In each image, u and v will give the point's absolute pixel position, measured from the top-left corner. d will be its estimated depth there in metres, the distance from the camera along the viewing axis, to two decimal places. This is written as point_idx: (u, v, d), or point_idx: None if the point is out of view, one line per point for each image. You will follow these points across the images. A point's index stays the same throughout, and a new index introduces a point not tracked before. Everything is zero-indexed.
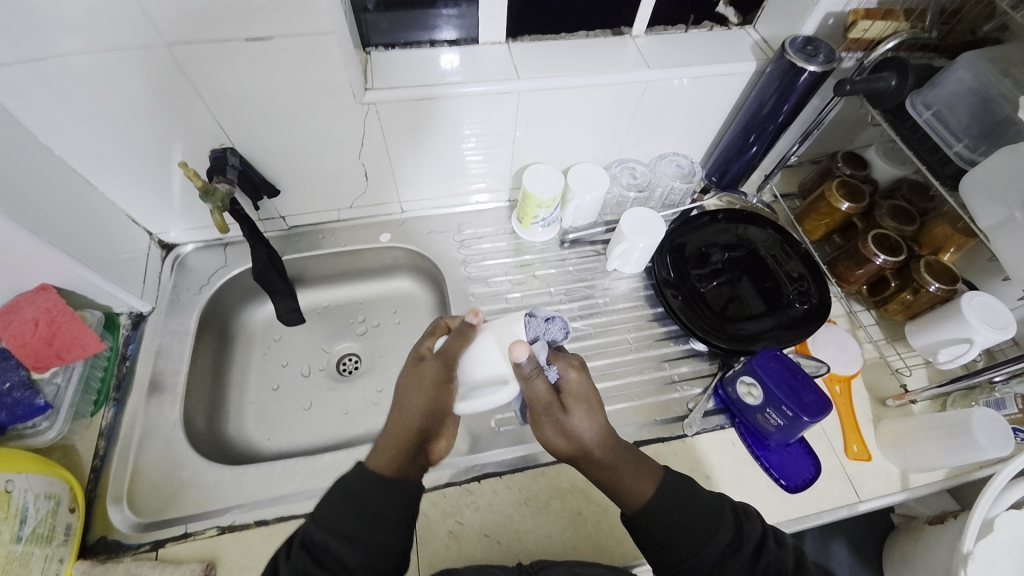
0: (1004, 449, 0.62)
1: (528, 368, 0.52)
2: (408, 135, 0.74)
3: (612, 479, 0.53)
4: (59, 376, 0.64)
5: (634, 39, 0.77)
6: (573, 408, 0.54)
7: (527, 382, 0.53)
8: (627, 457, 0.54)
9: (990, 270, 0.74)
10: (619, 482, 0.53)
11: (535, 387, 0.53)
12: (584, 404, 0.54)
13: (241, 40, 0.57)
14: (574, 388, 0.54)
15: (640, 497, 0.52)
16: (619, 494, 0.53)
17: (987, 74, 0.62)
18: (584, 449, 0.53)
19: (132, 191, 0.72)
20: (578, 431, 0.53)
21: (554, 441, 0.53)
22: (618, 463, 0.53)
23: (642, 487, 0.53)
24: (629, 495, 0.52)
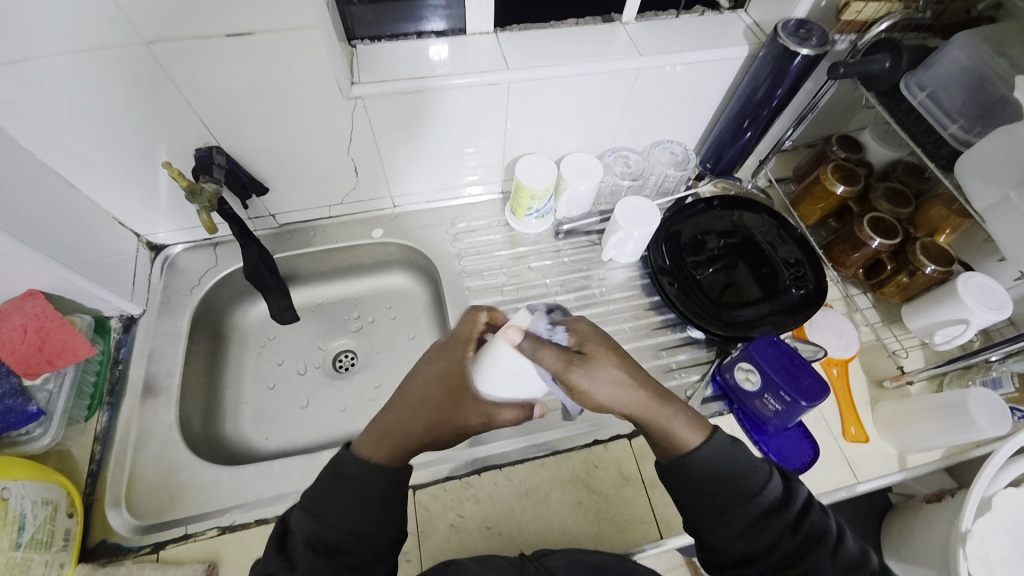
0: (1002, 428, 0.62)
1: (529, 345, 0.48)
2: (397, 128, 0.73)
3: (660, 422, 0.52)
4: (51, 382, 0.63)
5: (624, 26, 0.76)
6: (599, 362, 0.50)
7: (535, 355, 0.48)
8: (663, 396, 0.52)
9: (986, 250, 0.74)
10: (664, 428, 0.52)
11: (545, 353, 0.48)
12: (603, 354, 0.51)
13: (222, 35, 0.56)
14: (586, 338, 0.51)
15: (688, 438, 0.52)
16: (666, 439, 0.52)
17: (983, 54, 0.61)
18: (623, 407, 0.51)
19: (117, 193, 0.70)
20: (612, 383, 0.50)
21: (597, 401, 0.50)
22: (658, 398, 0.52)
23: (693, 432, 0.52)
24: (679, 442, 0.52)
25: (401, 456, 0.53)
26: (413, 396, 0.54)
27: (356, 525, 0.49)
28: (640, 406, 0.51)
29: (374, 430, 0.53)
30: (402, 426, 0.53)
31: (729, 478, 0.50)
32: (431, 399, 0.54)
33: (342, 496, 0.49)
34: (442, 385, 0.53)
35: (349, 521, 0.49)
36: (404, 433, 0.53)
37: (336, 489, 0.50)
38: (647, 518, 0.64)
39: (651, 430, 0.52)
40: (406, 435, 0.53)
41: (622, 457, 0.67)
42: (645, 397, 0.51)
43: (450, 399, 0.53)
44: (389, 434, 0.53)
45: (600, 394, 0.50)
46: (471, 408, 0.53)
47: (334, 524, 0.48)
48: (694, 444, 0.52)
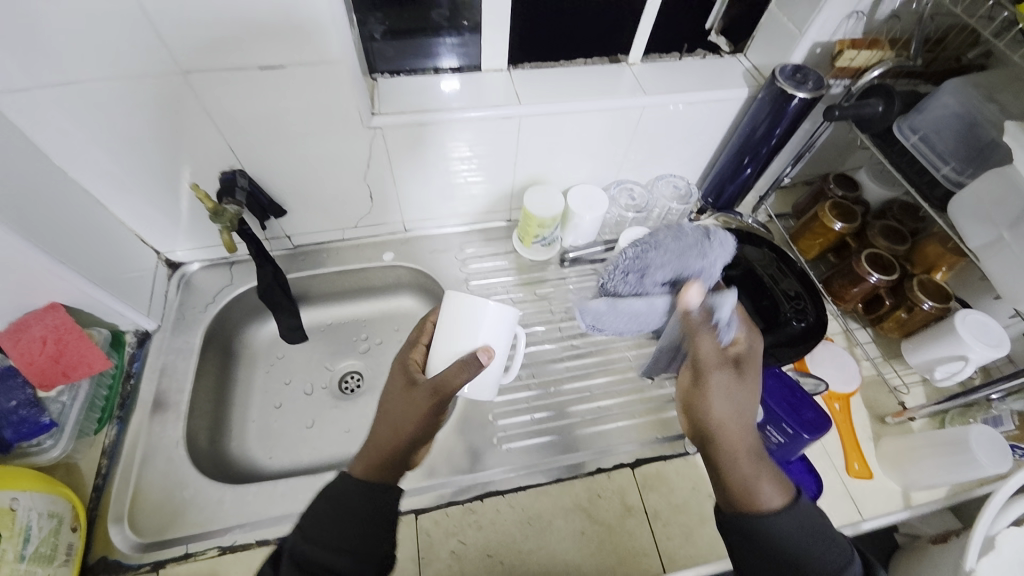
0: (1003, 467, 0.62)
1: (698, 314, 0.54)
2: (411, 157, 0.76)
3: (751, 477, 0.49)
4: (64, 394, 0.65)
5: (630, 66, 0.80)
6: (749, 372, 0.53)
7: (703, 333, 0.53)
8: (760, 451, 0.51)
9: (982, 288, 0.76)
10: (750, 475, 0.49)
11: (705, 338, 0.53)
12: (753, 379, 0.53)
13: (255, 67, 0.60)
14: (750, 356, 0.54)
15: (770, 507, 0.48)
16: (743, 490, 0.48)
17: (974, 100, 0.65)
18: (726, 420, 0.51)
19: (142, 212, 0.73)
20: (733, 399, 0.52)
21: (711, 406, 0.51)
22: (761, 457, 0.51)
23: (780, 495, 0.48)
24: (753, 505, 0.48)
25: (379, 470, 0.52)
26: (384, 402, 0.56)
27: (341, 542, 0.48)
28: (738, 433, 0.51)
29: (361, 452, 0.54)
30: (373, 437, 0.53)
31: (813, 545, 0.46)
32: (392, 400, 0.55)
33: (331, 517, 0.48)
34: (405, 375, 0.56)
35: (338, 541, 0.48)
36: (375, 446, 0.52)
37: (326, 509, 0.49)
38: (649, 550, 0.63)
39: (733, 471, 0.50)
40: (378, 446, 0.52)
41: (625, 487, 0.68)
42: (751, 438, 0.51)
43: (409, 392, 0.54)
44: (371, 447, 0.53)
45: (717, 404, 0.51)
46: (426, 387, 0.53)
47: (321, 539, 0.48)
48: (770, 508, 0.48)
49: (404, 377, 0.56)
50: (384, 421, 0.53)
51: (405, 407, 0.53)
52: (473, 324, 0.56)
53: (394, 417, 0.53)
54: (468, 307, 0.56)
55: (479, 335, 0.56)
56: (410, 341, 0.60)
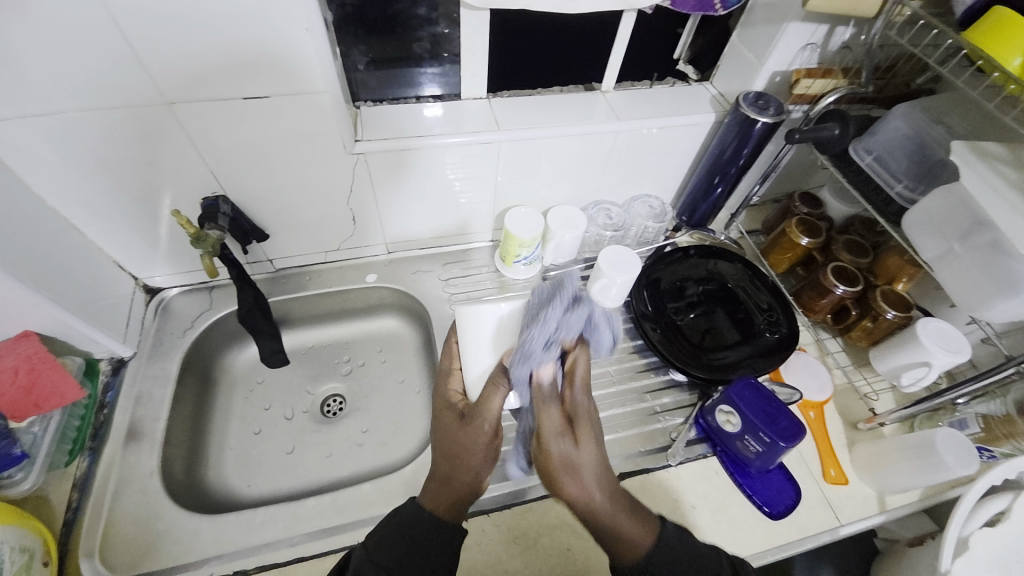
0: (970, 466, 0.65)
1: (547, 392, 0.53)
2: (395, 182, 0.78)
3: (616, 523, 0.51)
4: (36, 425, 0.64)
5: (604, 94, 0.84)
6: (583, 432, 0.52)
7: (543, 403, 0.53)
8: (630, 502, 0.53)
9: (938, 297, 0.80)
10: (610, 523, 0.51)
11: (547, 411, 0.52)
12: (589, 438, 0.52)
13: (238, 97, 0.61)
14: (583, 417, 0.53)
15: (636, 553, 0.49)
16: (613, 536, 0.50)
17: (922, 123, 0.70)
18: (587, 486, 0.51)
19: (119, 238, 0.73)
20: (576, 457, 0.51)
21: (573, 473, 0.51)
22: (623, 504, 0.52)
23: (641, 533, 0.50)
24: (625, 550, 0.50)
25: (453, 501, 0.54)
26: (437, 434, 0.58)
27: (400, 562, 0.49)
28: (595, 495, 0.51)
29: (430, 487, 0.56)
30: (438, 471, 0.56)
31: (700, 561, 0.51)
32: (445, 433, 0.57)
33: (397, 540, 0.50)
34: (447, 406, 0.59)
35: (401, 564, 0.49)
36: (443, 479, 0.55)
37: (392, 531, 0.51)
38: None
39: (596, 518, 0.51)
40: (445, 478, 0.55)
41: None
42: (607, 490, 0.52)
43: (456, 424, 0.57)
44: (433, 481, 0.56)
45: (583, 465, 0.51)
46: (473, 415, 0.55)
47: (379, 559, 0.49)
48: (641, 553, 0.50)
49: (443, 409, 0.60)
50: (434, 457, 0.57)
51: (444, 440, 0.57)
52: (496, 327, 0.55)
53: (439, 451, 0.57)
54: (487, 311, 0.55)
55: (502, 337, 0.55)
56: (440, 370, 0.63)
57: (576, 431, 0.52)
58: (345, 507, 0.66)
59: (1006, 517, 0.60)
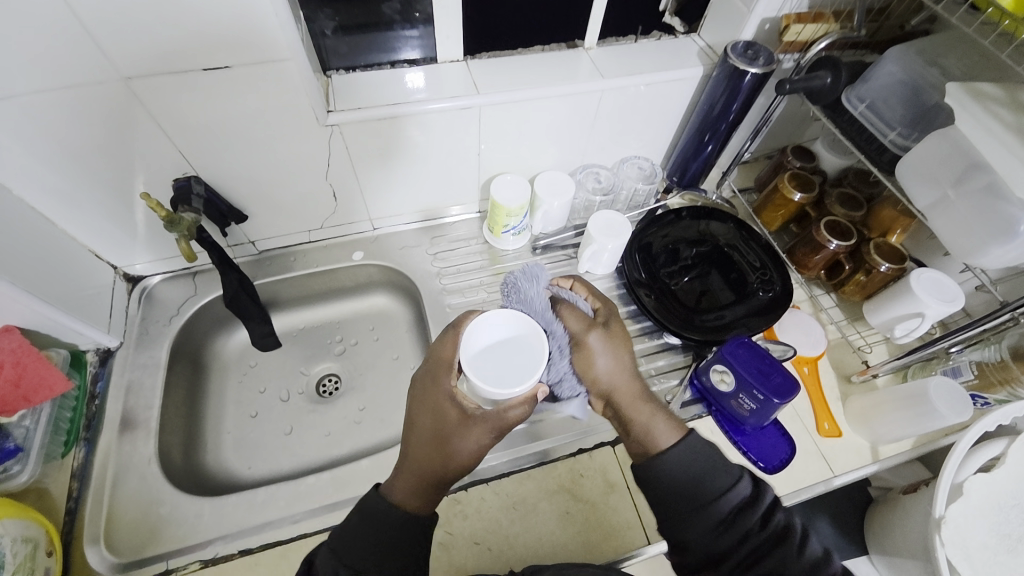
0: (962, 414, 0.65)
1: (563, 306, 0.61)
2: (376, 153, 0.75)
3: (641, 414, 0.56)
4: (27, 418, 0.62)
5: (587, 51, 0.80)
6: (615, 336, 0.60)
7: (565, 315, 0.60)
8: (648, 394, 0.58)
9: (932, 247, 0.80)
10: (640, 412, 0.56)
11: (571, 315, 0.60)
12: (622, 340, 0.60)
13: (199, 69, 0.58)
14: (614, 325, 0.61)
15: (660, 436, 0.54)
16: (642, 428, 0.55)
17: (915, 66, 0.67)
18: (622, 380, 0.57)
19: (94, 227, 0.70)
20: (609, 354, 0.58)
21: (599, 368, 0.57)
22: (647, 396, 0.57)
23: (667, 418, 0.56)
24: (651, 436, 0.54)
25: (423, 499, 0.52)
26: (422, 426, 0.54)
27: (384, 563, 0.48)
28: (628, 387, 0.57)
29: (400, 479, 0.53)
30: (415, 467, 0.53)
31: (706, 475, 0.51)
32: (437, 426, 0.53)
33: (365, 532, 0.49)
34: (453, 403, 0.53)
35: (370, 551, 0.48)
36: (422, 476, 0.52)
37: (355, 523, 0.50)
38: (632, 524, 0.65)
39: (629, 409, 0.56)
40: (425, 473, 0.52)
41: (607, 465, 0.68)
42: (634, 384, 0.58)
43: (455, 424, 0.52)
44: (409, 474, 0.53)
45: (604, 364, 0.57)
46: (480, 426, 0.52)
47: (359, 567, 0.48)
48: (667, 443, 0.54)
49: (439, 399, 0.53)
50: (420, 450, 0.53)
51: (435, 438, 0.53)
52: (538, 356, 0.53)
53: (425, 444, 0.53)
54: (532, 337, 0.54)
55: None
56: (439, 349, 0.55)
57: (609, 335, 0.60)
58: (344, 483, 0.66)
59: (1001, 462, 0.62)
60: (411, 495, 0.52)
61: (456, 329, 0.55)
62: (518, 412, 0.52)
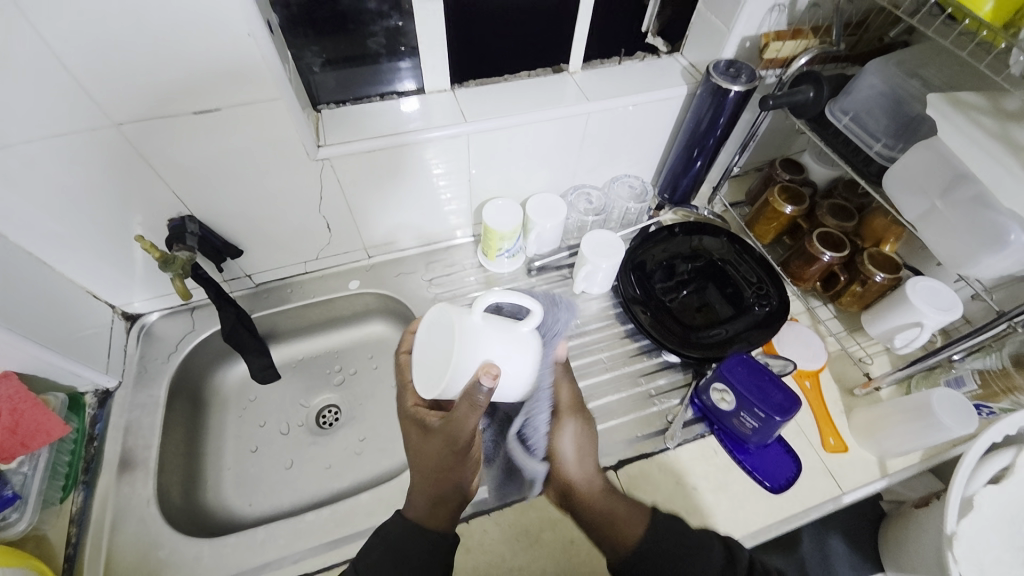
0: (968, 426, 0.63)
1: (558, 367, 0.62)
2: (368, 184, 0.76)
3: (607, 519, 0.54)
4: (26, 464, 0.62)
5: (572, 75, 0.82)
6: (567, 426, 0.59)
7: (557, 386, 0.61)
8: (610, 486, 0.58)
9: (926, 256, 0.79)
10: (605, 512, 0.55)
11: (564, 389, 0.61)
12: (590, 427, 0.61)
13: (190, 114, 0.59)
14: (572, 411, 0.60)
15: (629, 539, 0.52)
16: (603, 526, 0.54)
17: (896, 77, 0.68)
18: (582, 472, 0.58)
19: (92, 268, 0.71)
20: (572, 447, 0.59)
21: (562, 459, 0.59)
22: (609, 494, 0.56)
23: (633, 518, 0.54)
24: (616, 533, 0.53)
25: (432, 509, 0.53)
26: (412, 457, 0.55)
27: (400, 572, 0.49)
28: (594, 480, 0.58)
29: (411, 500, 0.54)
30: (419, 490, 0.54)
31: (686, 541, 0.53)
32: (417, 446, 0.54)
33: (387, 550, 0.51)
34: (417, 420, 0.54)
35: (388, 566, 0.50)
36: (422, 492, 0.54)
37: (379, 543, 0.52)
38: None
39: (590, 512, 0.56)
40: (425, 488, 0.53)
41: None
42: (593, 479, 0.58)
43: (426, 437, 0.53)
44: (417, 494, 0.54)
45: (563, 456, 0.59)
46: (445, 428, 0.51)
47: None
48: (634, 533, 0.53)
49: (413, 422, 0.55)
50: (420, 473, 0.54)
51: (433, 457, 0.53)
52: (467, 341, 0.51)
53: (428, 465, 0.53)
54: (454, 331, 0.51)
55: (479, 351, 0.51)
56: (405, 387, 0.58)
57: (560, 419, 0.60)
58: (343, 519, 0.65)
59: (1011, 474, 0.60)
60: (422, 509, 0.53)
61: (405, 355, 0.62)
62: (470, 413, 0.49)
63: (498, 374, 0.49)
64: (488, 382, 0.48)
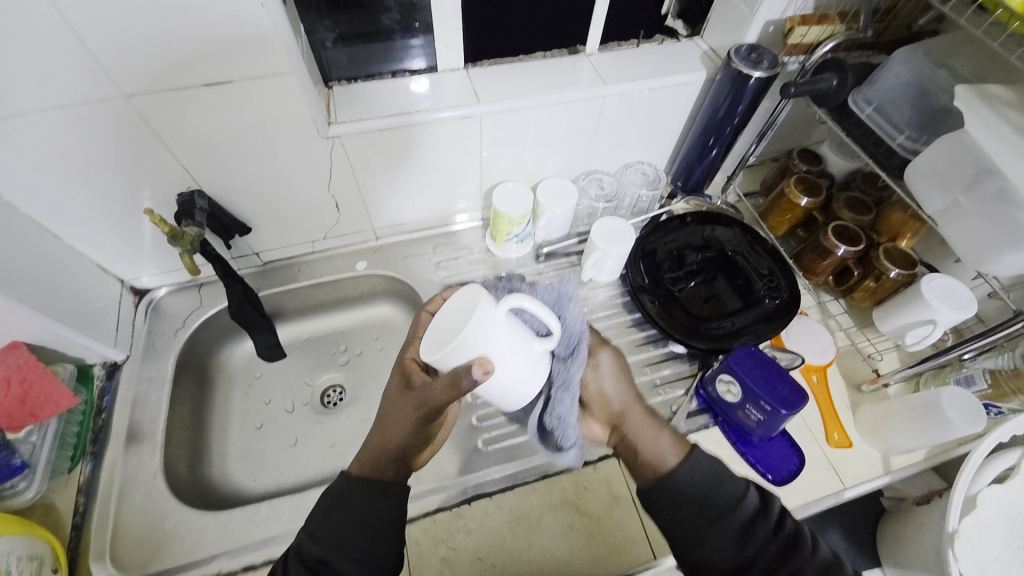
0: (977, 425, 0.63)
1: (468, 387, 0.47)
2: (378, 163, 0.75)
3: (648, 446, 0.57)
4: (34, 434, 0.63)
5: (588, 57, 0.80)
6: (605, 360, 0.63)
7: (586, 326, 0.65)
8: (653, 416, 0.60)
9: (943, 253, 0.78)
10: (647, 440, 0.57)
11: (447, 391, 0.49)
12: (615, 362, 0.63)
13: (198, 86, 0.58)
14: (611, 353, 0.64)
15: (665, 466, 0.55)
16: (648, 454, 0.56)
17: (924, 67, 0.66)
18: (627, 397, 0.61)
19: (99, 242, 0.71)
20: (611, 373, 0.62)
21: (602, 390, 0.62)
22: (649, 424, 0.59)
23: (674, 451, 0.56)
24: (658, 460, 0.55)
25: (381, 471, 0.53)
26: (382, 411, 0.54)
27: (353, 541, 0.50)
28: (636, 408, 0.60)
29: (363, 453, 0.54)
30: (374, 443, 0.54)
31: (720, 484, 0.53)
32: (390, 398, 0.54)
33: (343, 522, 0.51)
34: (401, 370, 0.54)
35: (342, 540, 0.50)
36: (377, 452, 0.53)
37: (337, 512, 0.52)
38: (637, 539, 0.64)
39: (636, 437, 0.58)
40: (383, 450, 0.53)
41: (611, 477, 0.68)
42: (638, 407, 0.60)
43: (400, 395, 0.53)
44: (371, 449, 0.54)
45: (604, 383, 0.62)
46: (423, 395, 0.50)
47: (330, 541, 0.50)
48: (675, 461, 0.55)
49: (399, 372, 0.54)
50: (383, 430, 0.53)
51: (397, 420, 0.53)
52: (476, 329, 0.46)
53: (392, 427, 0.53)
54: (476, 311, 0.46)
55: (483, 343, 0.47)
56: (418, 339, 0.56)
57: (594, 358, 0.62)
58: None
59: (1015, 474, 0.60)
60: (369, 466, 0.53)
61: (428, 313, 0.59)
62: (448, 392, 0.48)
63: (491, 371, 0.47)
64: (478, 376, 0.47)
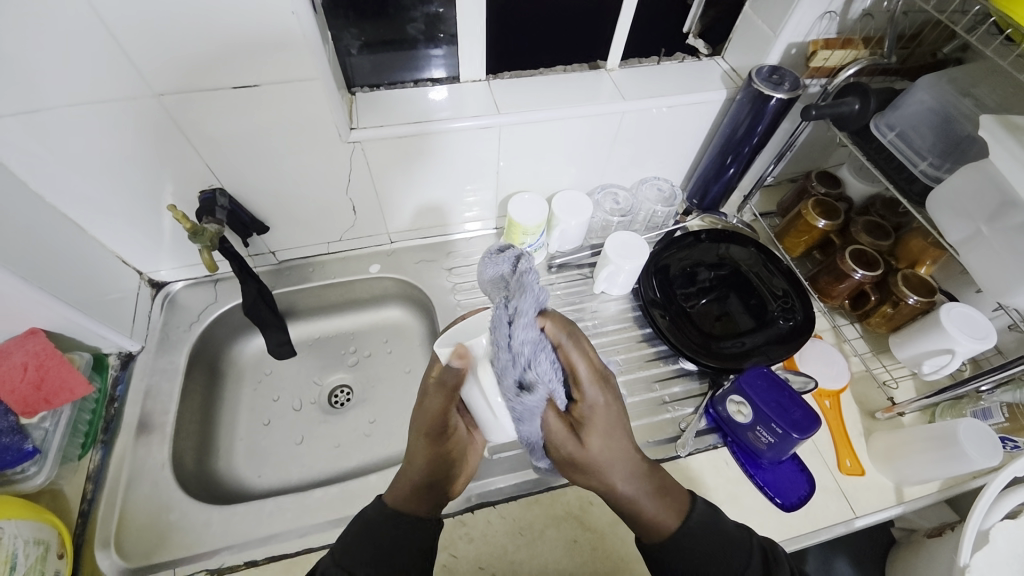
0: (993, 459, 0.62)
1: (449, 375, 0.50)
2: (396, 168, 0.76)
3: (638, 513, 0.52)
4: (47, 420, 0.64)
5: (609, 72, 0.81)
6: (593, 434, 0.50)
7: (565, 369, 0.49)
8: (644, 479, 0.53)
9: (964, 281, 0.76)
10: (640, 508, 0.52)
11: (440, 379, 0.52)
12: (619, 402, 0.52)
13: (227, 87, 0.60)
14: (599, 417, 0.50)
15: (663, 531, 0.51)
16: (642, 520, 0.52)
17: (948, 95, 0.66)
18: (616, 473, 0.52)
19: (122, 234, 0.73)
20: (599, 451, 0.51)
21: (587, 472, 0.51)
22: (641, 495, 0.52)
23: (668, 513, 0.52)
24: (654, 526, 0.52)
25: (419, 497, 0.54)
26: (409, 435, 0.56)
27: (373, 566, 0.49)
28: (625, 481, 0.52)
29: (397, 480, 0.55)
30: (409, 470, 0.55)
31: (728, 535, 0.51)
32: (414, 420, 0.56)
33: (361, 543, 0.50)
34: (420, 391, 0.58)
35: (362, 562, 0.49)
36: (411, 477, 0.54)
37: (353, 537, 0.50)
38: (641, 557, 0.63)
39: (627, 508, 0.53)
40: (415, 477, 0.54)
41: None
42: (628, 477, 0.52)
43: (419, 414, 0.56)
44: (405, 475, 0.55)
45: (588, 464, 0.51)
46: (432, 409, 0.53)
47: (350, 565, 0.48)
48: (673, 525, 0.51)
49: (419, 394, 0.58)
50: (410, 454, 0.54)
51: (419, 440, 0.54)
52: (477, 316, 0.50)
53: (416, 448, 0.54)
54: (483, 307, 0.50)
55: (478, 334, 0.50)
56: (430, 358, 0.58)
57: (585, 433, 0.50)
58: (351, 498, 0.66)
59: None
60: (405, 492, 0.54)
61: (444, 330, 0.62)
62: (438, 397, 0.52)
63: (466, 358, 0.49)
64: (456, 362, 0.49)
